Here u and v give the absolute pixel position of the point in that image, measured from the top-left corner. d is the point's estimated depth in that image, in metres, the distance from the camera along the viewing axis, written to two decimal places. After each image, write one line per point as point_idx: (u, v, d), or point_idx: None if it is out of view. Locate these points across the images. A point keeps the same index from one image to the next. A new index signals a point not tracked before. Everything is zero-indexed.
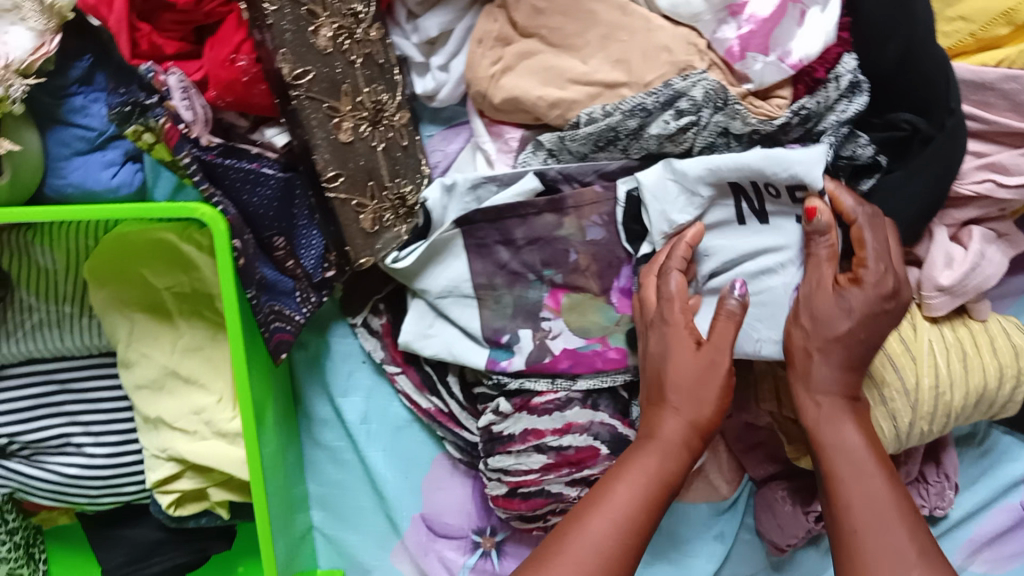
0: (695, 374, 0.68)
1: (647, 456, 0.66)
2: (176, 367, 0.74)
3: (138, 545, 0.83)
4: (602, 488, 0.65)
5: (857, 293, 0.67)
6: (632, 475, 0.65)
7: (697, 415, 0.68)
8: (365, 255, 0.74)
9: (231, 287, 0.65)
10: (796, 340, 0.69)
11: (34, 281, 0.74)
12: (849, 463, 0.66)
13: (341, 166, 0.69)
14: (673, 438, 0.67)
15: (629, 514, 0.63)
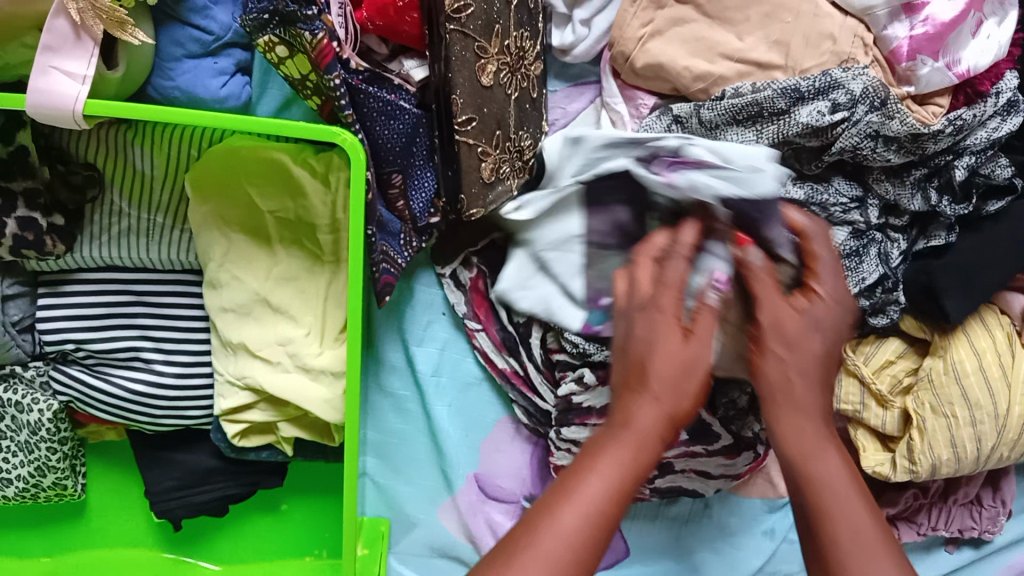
0: (683, 363, 0.51)
1: (608, 450, 0.48)
2: (270, 294, 0.71)
3: (189, 472, 0.80)
4: (564, 489, 0.47)
5: (820, 306, 0.54)
6: (603, 476, 0.47)
7: (679, 407, 0.51)
8: (476, 206, 0.71)
9: (358, 217, 0.62)
10: (769, 368, 0.52)
11: (129, 186, 0.71)
12: (834, 496, 0.49)
13: (475, 111, 0.66)
14: (646, 429, 0.49)
15: (599, 512, 0.46)
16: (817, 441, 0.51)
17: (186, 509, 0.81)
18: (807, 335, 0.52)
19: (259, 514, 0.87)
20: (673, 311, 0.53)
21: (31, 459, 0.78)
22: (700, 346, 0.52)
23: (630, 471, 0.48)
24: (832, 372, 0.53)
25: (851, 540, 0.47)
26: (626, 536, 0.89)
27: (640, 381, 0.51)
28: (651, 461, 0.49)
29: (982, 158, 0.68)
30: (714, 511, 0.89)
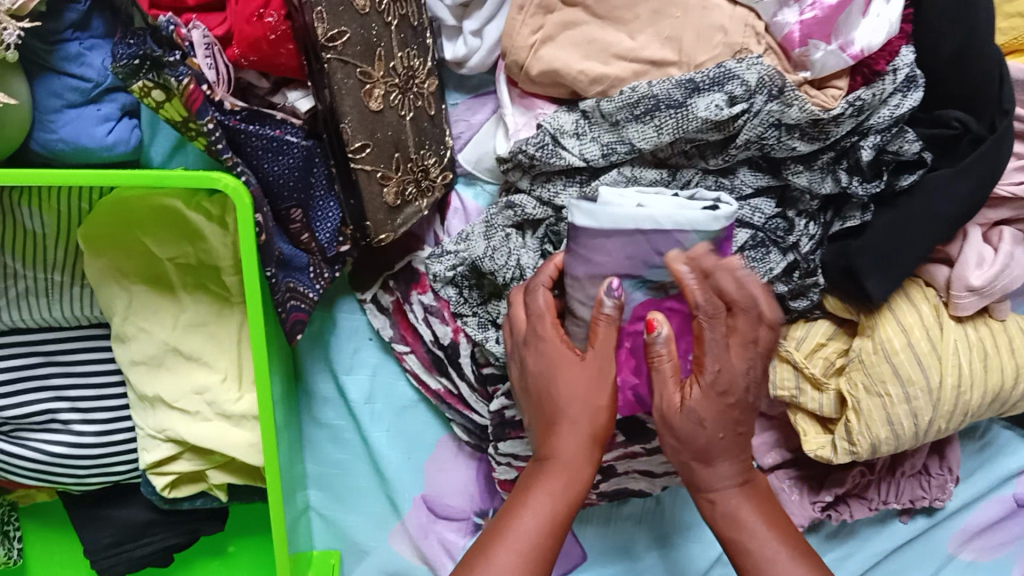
0: (584, 384, 0.63)
1: (543, 483, 0.62)
2: (179, 342, 0.69)
3: (126, 526, 0.78)
4: (507, 514, 0.61)
5: (699, 399, 0.61)
6: (541, 503, 0.61)
7: (594, 425, 0.63)
8: (385, 231, 0.70)
9: (252, 258, 0.60)
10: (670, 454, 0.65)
11: (21, 247, 0.68)
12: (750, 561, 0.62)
13: (368, 136, 0.65)
14: (578, 456, 0.63)
15: (535, 542, 0.59)
16: (740, 521, 0.64)
17: (128, 564, 0.79)
18: (693, 435, 0.62)
19: (207, 559, 0.85)
20: (562, 342, 0.65)
21: None
22: (598, 365, 0.63)
23: (567, 496, 0.62)
24: (737, 450, 0.64)
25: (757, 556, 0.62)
26: (581, 540, 0.89)
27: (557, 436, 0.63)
28: (576, 484, 0.62)
29: (888, 136, 0.67)
30: (666, 505, 0.88)
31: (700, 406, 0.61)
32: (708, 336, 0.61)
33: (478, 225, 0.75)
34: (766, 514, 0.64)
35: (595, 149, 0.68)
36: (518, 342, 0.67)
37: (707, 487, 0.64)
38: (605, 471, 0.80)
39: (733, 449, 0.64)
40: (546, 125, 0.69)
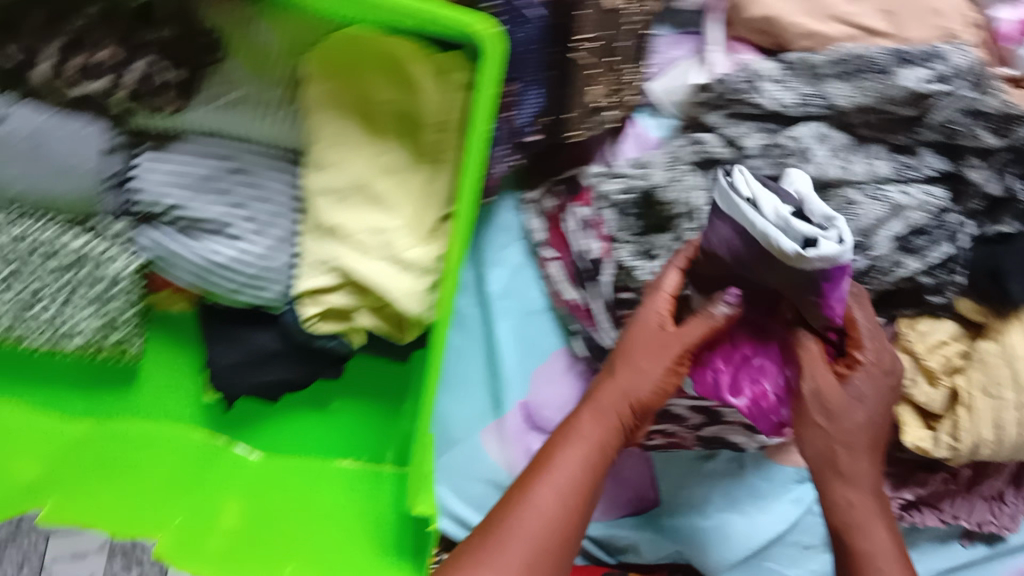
0: (653, 348, 0.71)
1: (586, 425, 0.72)
2: (370, 181, 0.73)
3: (255, 351, 0.82)
4: (547, 451, 0.71)
5: (861, 379, 0.69)
6: (579, 447, 0.71)
7: (643, 386, 0.71)
8: (578, 128, 0.75)
9: (488, 109, 0.64)
10: (817, 439, 0.70)
11: (249, 56, 0.73)
12: (875, 564, 0.68)
13: (602, 31, 0.70)
14: (624, 405, 0.72)
15: (570, 485, 0.68)
16: (863, 520, 0.70)
17: (245, 388, 0.83)
18: (849, 408, 0.68)
19: (308, 412, 0.89)
20: (658, 312, 0.71)
21: (101, 312, 0.79)
22: (659, 350, 0.71)
23: (602, 444, 0.71)
24: (867, 442, 0.71)
25: (868, 550, 0.69)
26: (658, 485, 0.92)
27: (606, 396, 0.72)
28: (609, 432, 0.71)
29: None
30: (747, 472, 0.92)
31: (863, 382, 0.69)
32: (859, 318, 0.69)
33: (662, 155, 0.78)
34: (887, 523, 0.71)
35: (792, 97, 0.73)
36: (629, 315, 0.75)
37: (840, 476, 0.71)
38: (711, 414, 0.84)
39: (862, 443, 0.70)
40: (756, 64, 0.75)
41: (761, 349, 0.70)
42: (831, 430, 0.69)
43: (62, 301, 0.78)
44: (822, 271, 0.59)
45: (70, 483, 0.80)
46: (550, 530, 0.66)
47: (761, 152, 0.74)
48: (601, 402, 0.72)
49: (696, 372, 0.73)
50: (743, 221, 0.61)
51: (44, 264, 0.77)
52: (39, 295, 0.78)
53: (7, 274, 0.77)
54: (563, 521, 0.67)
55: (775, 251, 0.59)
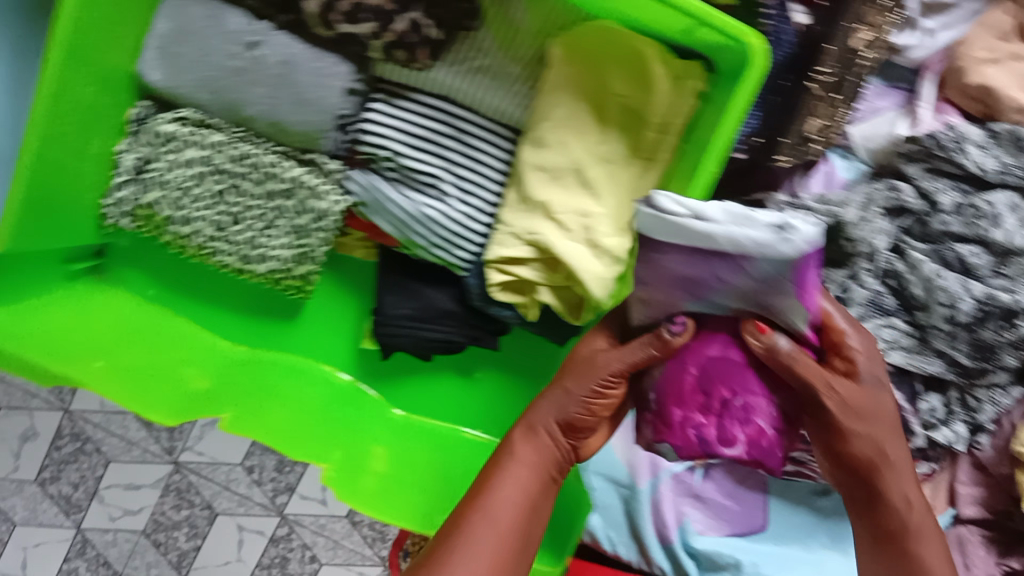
0: (577, 368, 0.70)
1: (525, 452, 0.71)
2: (584, 166, 0.77)
3: (429, 307, 0.85)
4: (494, 472, 0.70)
5: (862, 364, 0.63)
6: (519, 475, 0.70)
7: (578, 420, 0.70)
8: (786, 155, 0.78)
9: (732, 124, 0.69)
10: (883, 476, 0.65)
11: (499, 30, 0.76)
12: None
13: (840, 68, 0.74)
14: (556, 440, 0.71)
15: (513, 522, 0.67)
16: (921, 533, 0.66)
17: (412, 340, 0.85)
18: (874, 400, 0.63)
19: (453, 375, 0.92)
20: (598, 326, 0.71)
21: (296, 243, 0.82)
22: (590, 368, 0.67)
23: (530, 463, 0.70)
24: (893, 429, 0.65)
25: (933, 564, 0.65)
26: (767, 509, 0.93)
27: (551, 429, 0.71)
28: (548, 456, 0.71)
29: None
30: None
31: (869, 369, 0.63)
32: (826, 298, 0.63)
33: (856, 195, 0.83)
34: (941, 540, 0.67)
35: (994, 164, 0.78)
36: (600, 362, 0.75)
37: (880, 488, 0.66)
38: None
39: (894, 435, 0.65)
40: (961, 128, 0.80)
41: (741, 389, 0.59)
42: (872, 429, 0.63)
43: (263, 226, 0.81)
44: (802, 253, 0.52)
45: (226, 396, 0.80)
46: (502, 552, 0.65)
47: (953, 209, 0.79)
48: (524, 423, 0.72)
49: (675, 435, 0.61)
50: (691, 240, 0.54)
51: (255, 186, 0.80)
52: (242, 215, 0.81)
53: (220, 189, 0.80)
54: (498, 541, 0.65)
55: (754, 252, 0.52)
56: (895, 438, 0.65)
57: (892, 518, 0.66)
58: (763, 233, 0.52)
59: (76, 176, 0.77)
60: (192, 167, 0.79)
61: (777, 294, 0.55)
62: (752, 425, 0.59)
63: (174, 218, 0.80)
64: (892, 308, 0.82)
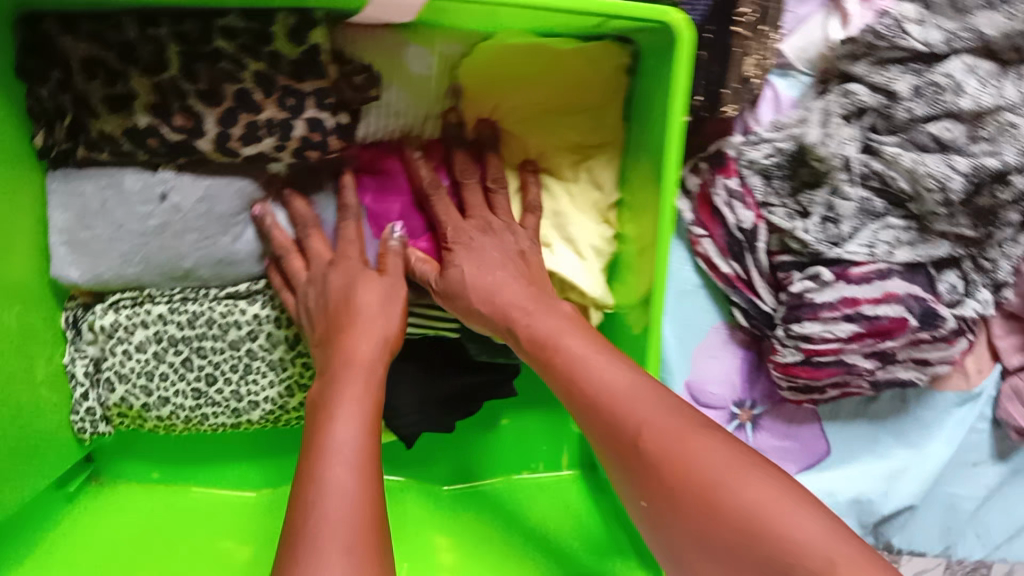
0: (378, 292, 0.69)
1: (352, 381, 0.62)
2: (543, 178, 0.76)
3: (434, 383, 0.81)
4: (324, 425, 0.59)
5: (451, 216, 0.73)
6: (353, 391, 0.62)
7: (385, 329, 0.67)
8: (733, 105, 0.75)
9: (681, 102, 0.65)
10: (616, 389, 0.59)
11: (404, 84, 0.70)
12: (701, 436, 0.53)
13: (753, 1, 0.71)
14: (359, 356, 0.64)
15: (363, 457, 0.57)
16: (688, 433, 0.54)
17: (431, 422, 0.81)
18: (580, 342, 0.64)
19: (482, 435, 0.89)
20: (359, 260, 0.71)
21: (281, 378, 0.78)
22: (351, 267, 0.70)
23: (368, 402, 0.61)
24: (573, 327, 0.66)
25: (697, 457, 0.52)
26: (826, 435, 0.93)
27: (350, 322, 0.67)
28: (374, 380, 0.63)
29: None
30: (910, 405, 0.93)
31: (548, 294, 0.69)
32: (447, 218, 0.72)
33: (814, 111, 0.80)
34: (699, 424, 0.55)
35: (939, 35, 0.74)
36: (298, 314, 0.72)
37: (612, 397, 0.58)
38: (883, 358, 0.84)
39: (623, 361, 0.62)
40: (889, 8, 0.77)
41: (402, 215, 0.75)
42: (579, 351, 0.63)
43: (241, 376, 0.77)
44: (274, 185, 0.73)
45: (233, 520, 0.82)
46: (363, 508, 0.54)
47: (913, 94, 0.75)
48: (319, 361, 0.67)
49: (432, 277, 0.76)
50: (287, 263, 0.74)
51: (216, 342, 0.75)
52: (216, 372, 0.76)
53: (184, 357, 0.75)
54: (364, 477, 0.55)
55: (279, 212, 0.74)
56: (730, 455, 0.52)
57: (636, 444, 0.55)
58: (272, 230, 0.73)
59: (39, 405, 0.71)
60: (145, 349, 0.75)
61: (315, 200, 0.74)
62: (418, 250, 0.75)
63: (149, 403, 0.76)
64: (883, 209, 0.80)
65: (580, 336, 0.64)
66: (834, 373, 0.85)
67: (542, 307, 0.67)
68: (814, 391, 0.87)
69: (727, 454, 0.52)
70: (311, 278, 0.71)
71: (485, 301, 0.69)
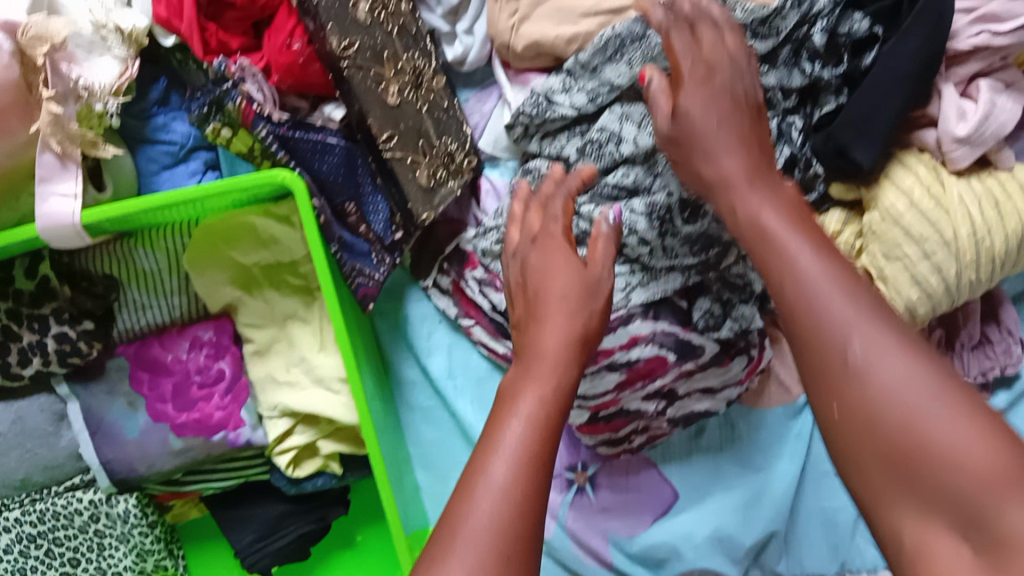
0: (577, 288, 0.64)
1: (530, 380, 0.58)
2: (287, 327, 0.84)
3: (266, 520, 0.90)
4: (496, 429, 0.54)
5: (535, 215, 0.71)
6: (535, 388, 0.57)
7: (584, 329, 0.63)
8: (426, 211, 0.80)
9: (316, 235, 0.74)
10: (797, 280, 0.52)
11: (139, 280, 0.83)
12: (938, 396, 0.45)
13: (393, 127, 0.77)
14: (548, 353, 0.60)
15: (527, 451, 0.52)
16: (889, 352, 0.47)
17: (273, 555, 0.90)
18: (768, 243, 0.56)
19: (341, 551, 0.96)
20: (565, 240, 0.68)
21: (131, 548, 0.90)
22: (555, 246, 0.67)
23: (540, 406, 0.56)
24: (762, 188, 0.61)
25: (883, 387, 0.47)
26: (669, 478, 0.95)
27: (538, 304, 0.64)
28: (560, 382, 0.58)
29: (835, 17, 0.75)
30: (742, 429, 0.94)
31: (726, 160, 0.63)
32: (559, 203, 0.71)
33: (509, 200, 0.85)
34: (882, 318, 0.49)
35: (583, 97, 0.79)
36: (516, 284, 0.68)
37: (797, 299, 0.51)
38: (666, 396, 0.87)
39: (833, 252, 0.54)
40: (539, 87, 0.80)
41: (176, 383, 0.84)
42: (774, 247, 0.56)
43: (97, 552, 0.89)
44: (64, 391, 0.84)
45: None
46: (506, 531, 0.49)
47: (579, 155, 0.80)
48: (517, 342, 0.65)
49: (207, 428, 0.83)
50: (92, 452, 0.84)
51: (66, 530, 0.88)
52: (77, 555, 0.89)
53: (45, 548, 0.88)
54: (520, 482, 0.50)
55: (76, 414, 0.84)
56: (975, 409, 0.45)
57: (825, 355, 0.49)
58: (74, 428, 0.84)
59: None
60: (10, 549, 0.87)
61: (96, 397, 0.84)
62: (195, 412, 0.83)
63: None
64: None
65: (814, 254, 0.53)
66: (625, 422, 0.88)
67: (760, 206, 0.60)
68: (624, 441, 0.91)
69: (945, 406, 0.45)
70: (513, 256, 0.69)
71: (711, 151, 0.64)
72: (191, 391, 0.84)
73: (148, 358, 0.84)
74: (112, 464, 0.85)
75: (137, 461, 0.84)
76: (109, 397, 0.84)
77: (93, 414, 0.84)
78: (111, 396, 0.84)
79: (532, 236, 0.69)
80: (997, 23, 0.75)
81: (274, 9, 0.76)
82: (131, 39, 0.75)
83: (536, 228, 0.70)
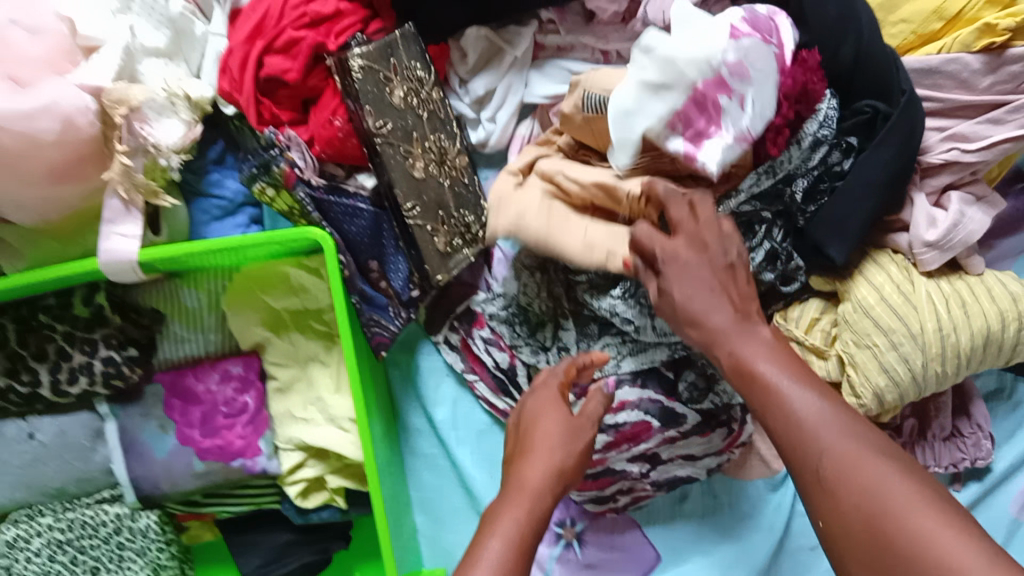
0: (564, 429, 0.74)
1: (511, 505, 0.66)
2: (308, 368, 0.94)
3: (271, 548, 0.98)
4: (476, 549, 0.62)
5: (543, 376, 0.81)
6: (514, 510, 0.65)
7: (560, 464, 0.71)
8: (442, 272, 0.89)
9: (339, 286, 0.83)
10: (780, 406, 0.61)
11: (182, 316, 0.93)
12: (927, 511, 0.52)
13: (417, 198, 0.87)
14: (528, 485, 0.68)
15: (503, 559, 0.60)
16: (878, 475, 0.55)
17: None
18: (756, 366, 0.65)
19: None
20: (559, 396, 0.78)
21: (147, 562, 0.98)
22: (548, 394, 0.78)
23: (517, 529, 0.63)
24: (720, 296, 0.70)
25: (879, 500, 0.54)
26: (652, 540, 1.00)
27: (526, 440, 0.73)
28: (536, 507, 0.66)
29: (816, 163, 0.84)
30: (724, 499, 0.99)
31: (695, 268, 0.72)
32: (561, 367, 0.81)
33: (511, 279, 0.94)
34: (862, 435, 0.58)
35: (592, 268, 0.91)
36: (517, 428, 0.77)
37: (800, 426, 0.59)
38: (650, 459, 0.93)
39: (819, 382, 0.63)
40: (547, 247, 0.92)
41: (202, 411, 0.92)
42: (767, 379, 0.63)
43: (116, 564, 0.96)
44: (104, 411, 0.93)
45: None
46: None
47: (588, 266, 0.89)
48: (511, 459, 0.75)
49: (227, 453, 0.91)
50: (122, 469, 0.94)
51: (91, 540, 0.95)
52: (98, 564, 0.96)
53: (71, 555, 0.96)
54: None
55: (114, 433, 0.93)
56: (962, 526, 0.51)
57: (821, 468, 0.57)
58: (108, 445, 0.94)
59: None
60: (39, 552, 0.95)
61: (131, 417, 0.94)
62: (217, 438, 0.91)
63: None
64: (600, 330, 0.92)
65: (840, 434, 0.58)
66: (612, 481, 0.94)
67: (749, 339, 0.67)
68: (609, 500, 0.97)
69: (942, 525, 0.51)
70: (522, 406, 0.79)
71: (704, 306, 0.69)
72: (217, 418, 0.92)
73: (181, 387, 0.93)
74: (139, 479, 0.94)
75: (160, 477, 0.93)
76: (143, 419, 0.93)
77: (128, 433, 0.93)
78: (144, 419, 0.93)
79: (536, 386, 0.80)
80: (965, 142, 0.83)
81: (322, 89, 0.87)
82: (196, 106, 0.88)
83: (539, 382, 0.80)
